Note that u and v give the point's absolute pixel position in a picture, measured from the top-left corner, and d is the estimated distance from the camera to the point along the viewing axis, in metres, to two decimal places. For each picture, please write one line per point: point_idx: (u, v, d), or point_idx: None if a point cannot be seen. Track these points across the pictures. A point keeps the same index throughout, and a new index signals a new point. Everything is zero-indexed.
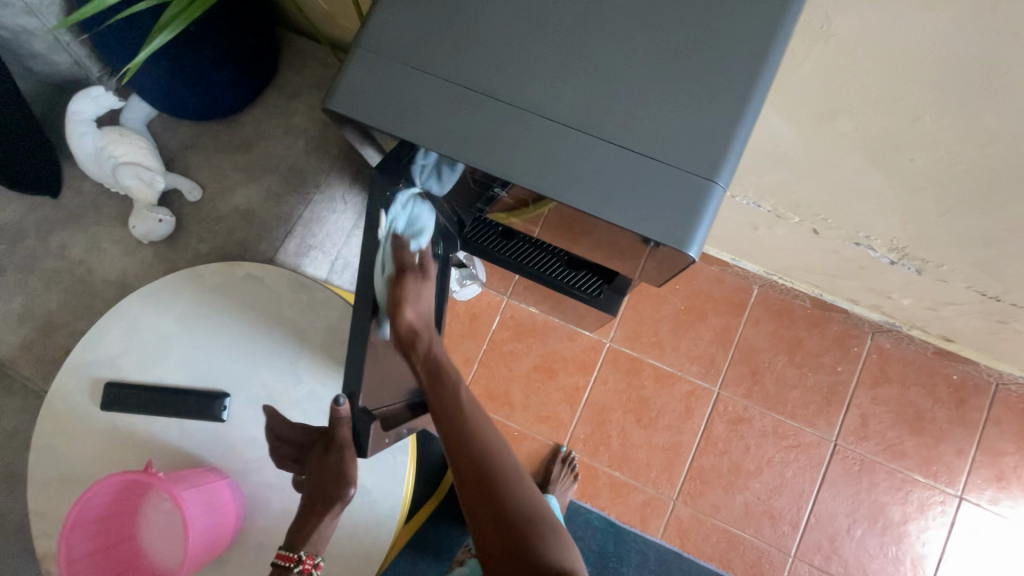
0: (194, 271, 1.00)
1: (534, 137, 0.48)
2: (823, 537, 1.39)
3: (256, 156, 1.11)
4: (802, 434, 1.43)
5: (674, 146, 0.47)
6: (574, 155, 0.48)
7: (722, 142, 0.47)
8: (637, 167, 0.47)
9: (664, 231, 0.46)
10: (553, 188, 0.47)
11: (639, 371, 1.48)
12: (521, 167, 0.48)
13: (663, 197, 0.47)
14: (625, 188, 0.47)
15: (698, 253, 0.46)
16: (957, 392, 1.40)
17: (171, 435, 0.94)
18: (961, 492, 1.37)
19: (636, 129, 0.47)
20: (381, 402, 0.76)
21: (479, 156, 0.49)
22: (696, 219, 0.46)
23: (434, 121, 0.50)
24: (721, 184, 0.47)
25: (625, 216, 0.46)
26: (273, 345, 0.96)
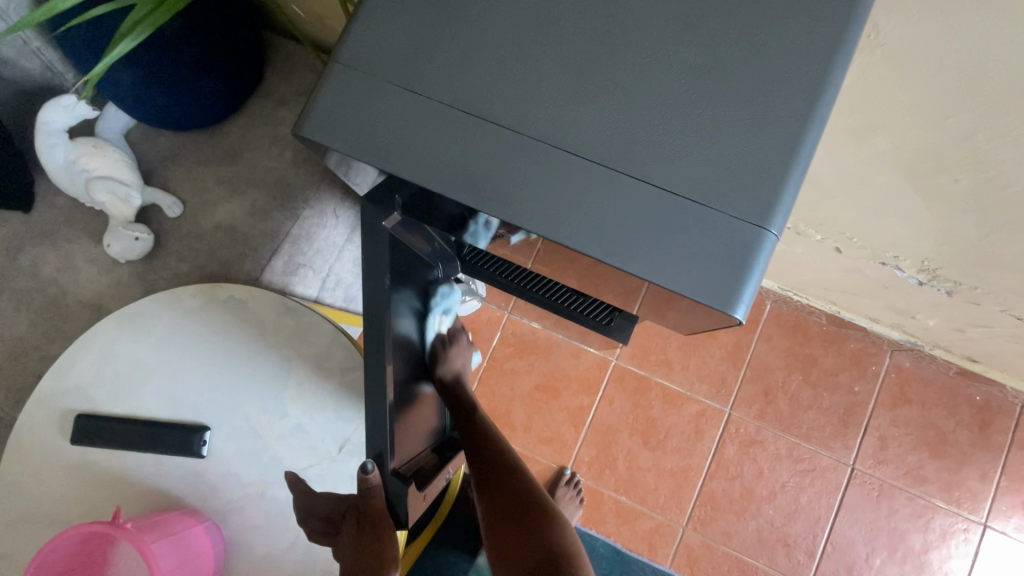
0: (173, 293, 0.93)
1: (549, 173, 0.41)
2: (840, 566, 1.32)
3: (241, 168, 1.04)
4: (817, 458, 1.36)
5: (714, 185, 0.40)
6: (595, 196, 0.41)
7: (770, 181, 0.40)
8: (671, 211, 0.40)
9: (704, 288, 0.39)
10: (572, 234, 0.41)
11: (646, 390, 1.41)
12: (533, 210, 0.41)
13: (703, 247, 0.40)
14: (657, 236, 0.40)
15: (745, 314, 0.40)
16: (980, 414, 1.34)
17: (147, 472, 0.87)
18: (985, 519, 1.30)
19: (668, 164, 0.41)
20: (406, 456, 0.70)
21: (483, 196, 0.42)
22: (742, 275, 0.39)
23: (430, 153, 0.43)
24: (770, 231, 0.40)
25: (657, 270, 0.40)
26: (257, 374, 0.89)
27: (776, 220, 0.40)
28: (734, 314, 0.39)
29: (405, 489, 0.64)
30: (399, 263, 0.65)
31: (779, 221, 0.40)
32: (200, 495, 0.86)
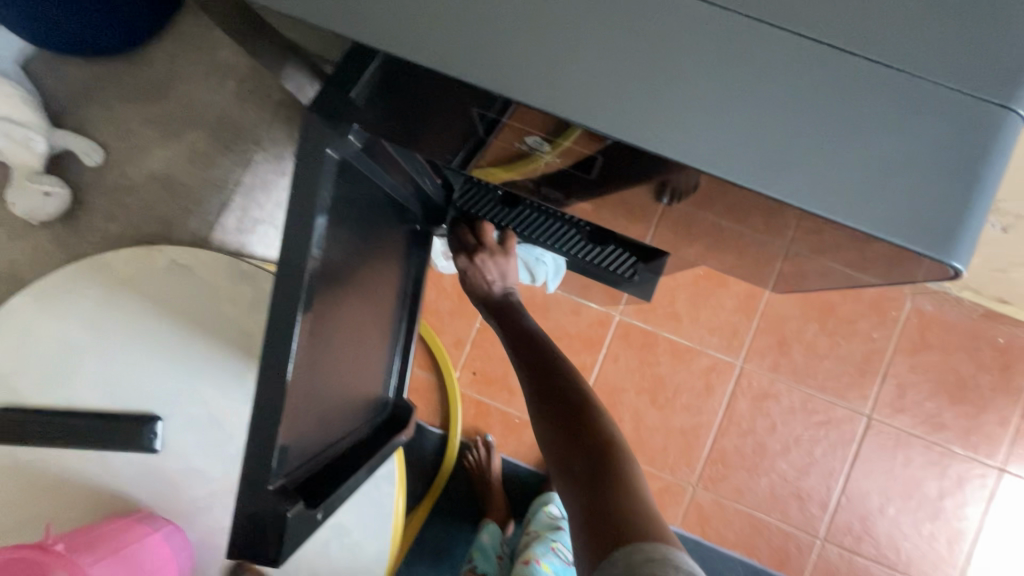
0: (100, 260, 0.76)
1: (648, 42, 0.26)
2: (854, 517, 1.28)
3: (173, 104, 0.86)
4: (833, 409, 1.29)
5: (922, 49, 0.26)
6: (723, 67, 0.26)
7: (1005, 41, 0.26)
8: (855, 93, 0.25)
9: (910, 212, 0.25)
10: (686, 138, 0.26)
11: (653, 346, 1.31)
12: (621, 104, 0.26)
13: (907, 148, 0.25)
14: (831, 133, 0.25)
15: (969, 258, 0.25)
16: (1002, 356, 1.27)
17: (88, 472, 0.73)
18: (1001, 463, 1.26)
19: (844, 18, 0.26)
20: (302, 455, 0.44)
21: (537, 85, 0.27)
22: (971, 187, 0.25)
23: (453, 20, 0.28)
24: (1010, 110, 0.25)
25: (832, 190, 0.25)
26: (212, 354, 0.75)
27: (1019, 101, 0.26)
28: (956, 258, 0.24)
29: (281, 509, 0.37)
30: (368, 203, 0.51)
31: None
32: (155, 493, 0.73)
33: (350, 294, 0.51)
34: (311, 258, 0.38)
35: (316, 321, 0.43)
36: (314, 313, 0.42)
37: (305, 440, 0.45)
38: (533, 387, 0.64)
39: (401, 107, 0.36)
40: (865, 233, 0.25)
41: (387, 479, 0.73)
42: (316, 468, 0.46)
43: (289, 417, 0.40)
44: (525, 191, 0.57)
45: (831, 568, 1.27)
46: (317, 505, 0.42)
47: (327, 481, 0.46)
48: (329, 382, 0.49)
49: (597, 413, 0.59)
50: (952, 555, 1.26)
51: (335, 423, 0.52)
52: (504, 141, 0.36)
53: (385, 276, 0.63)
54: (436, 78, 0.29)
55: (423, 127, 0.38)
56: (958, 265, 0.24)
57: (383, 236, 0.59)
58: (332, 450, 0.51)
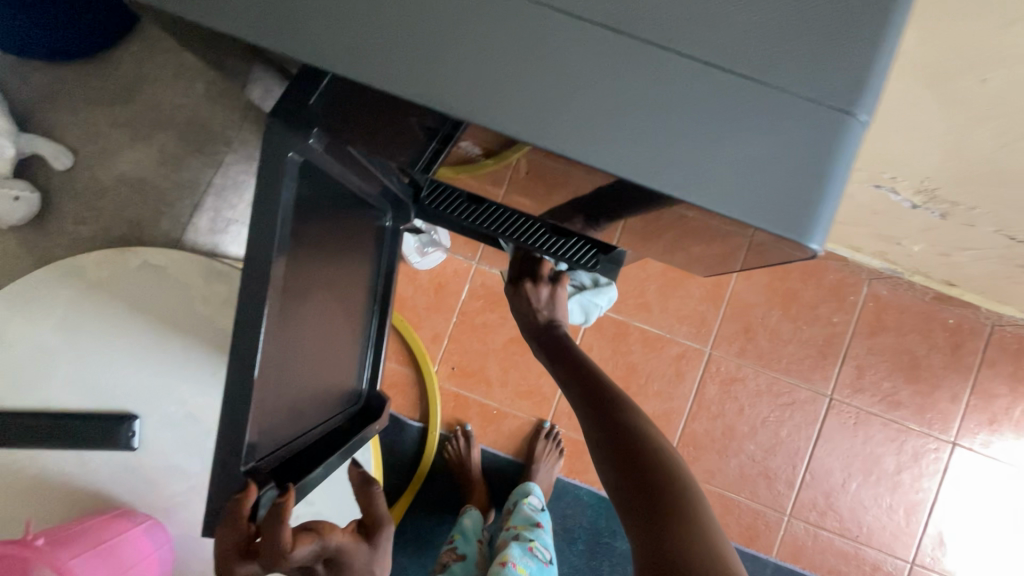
0: (73, 263, 0.77)
1: (537, 48, 0.28)
2: (818, 493, 1.34)
3: (142, 106, 0.86)
4: (797, 391, 1.35)
5: (781, 55, 0.28)
6: (603, 76, 0.28)
7: (857, 49, 0.28)
8: (721, 96, 0.27)
9: (769, 209, 0.27)
10: (575, 138, 0.28)
11: (625, 336, 1.35)
12: (515, 104, 0.28)
13: (765, 146, 0.27)
14: (700, 133, 0.27)
15: (822, 243, 0.28)
16: (953, 336, 1.34)
17: (67, 471, 0.74)
18: (954, 437, 1.33)
19: (711, 25, 0.28)
20: (274, 443, 0.47)
21: (439, 87, 0.28)
22: (820, 186, 0.27)
23: (359, 27, 0.29)
24: (857, 115, 0.28)
25: (702, 183, 0.27)
26: (186, 352, 0.76)
27: (864, 104, 0.28)
28: (810, 242, 0.27)
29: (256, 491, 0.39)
30: (333, 202, 0.54)
31: (868, 107, 0.28)
32: (134, 489, 0.75)
33: (319, 290, 0.54)
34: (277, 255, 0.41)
35: (284, 315, 0.46)
36: (280, 309, 0.44)
37: (277, 427, 0.47)
38: (597, 427, 0.69)
39: (352, 117, 0.38)
40: (732, 220, 0.27)
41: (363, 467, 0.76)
42: (289, 455, 0.49)
43: (257, 408, 0.43)
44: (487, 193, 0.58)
45: (798, 542, 1.33)
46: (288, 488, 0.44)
47: (298, 466, 0.49)
48: (300, 374, 0.52)
49: (658, 457, 0.63)
50: (910, 525, 1.33)
51: (308, 412, 0.55)
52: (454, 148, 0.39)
53: (354, 271, 0.65)
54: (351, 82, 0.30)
55: (377, 135, 0.41)
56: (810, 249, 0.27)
57: (349, 232, 0.61)
58: (305, 437, 0.54)
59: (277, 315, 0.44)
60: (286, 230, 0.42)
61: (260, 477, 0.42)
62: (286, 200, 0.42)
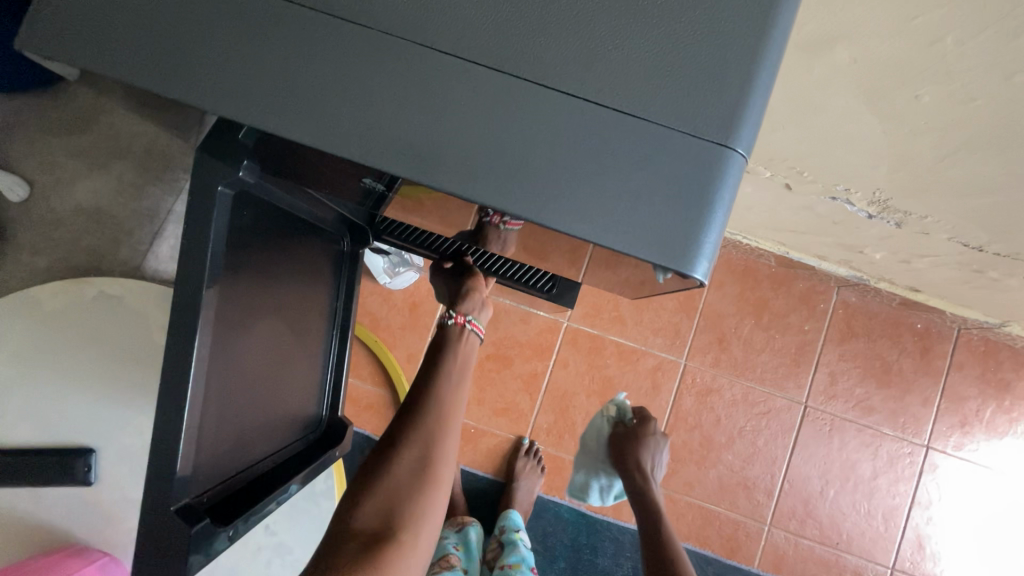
0: (28, 294, 0.76)
1: (425, 92, 0.29)
2: (797, 502, 1.34)
3: (100, 135, 0.86)
4: (772, 400, 1.36)
5: (658, 92, 0.29)
6: (489, 115, 0.29)
7: (733, 83, 0.29)
8: (602, 134, 0.28)
9: (651, 242, 0.28)
10: (463, 177, 0.28)
11: (600, 350, 1.36)
12: (405, 147, 0.29)
13: (646, 180, 0.28)
14: (582, 170, 0.28)
15: (707, 272, 0.29)
16: (921, 340, 1.36)
17: (19, 508, 0.72)
18: (927, 441, 1.35)
19: (590, 66, 0.29)
20: (212, 476, 0.46)
21: (334, 132, 0.29)
22: (702, 218, 0.28)
23: (256, 74, 0.29)
24: (736, 148, 0.29)
25: (587, 219, 0.28)
26: (143, 383, 0.75)
27: (741, 138, 0.29)
28: (693, 272, 0.28)
29: (189, 530, 0.38)
30: (278, 233, 0.54)
31: (747, 140, 0.29)
32: (89, 526, 0.73)
33: (266, 320, 0.53)
34: (207, 292, 0.41)
35: (220, 349, 0.46)
36: (214, 343, 0.44)
37: (215, 462, 0.46)
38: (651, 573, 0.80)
39: (281, 154, 0.38)
40: (617, 253, 0.28)
41: (327, 495, 0.75)
42: (229, 489, 0.48)
43: (189, 442, 0.41)
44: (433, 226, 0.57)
45: (779, 552, 1.32)
46: (226, 524, 0.43)
47: (243, 502, 0.48)
48: (246, 405, 0.51)
49: None
50: (888, 531, 1.33)
51: (257, 443, 0.54)
52: (383, 188, 0.40)
53: (308, 297, 0.65)
54: (253, 126, 0.30)
55: (308, 173, 0.41)
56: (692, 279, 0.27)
57: (300, 258, 0.61)
58: (254, 470, 0.53)
59: (211, 347, 0.44)
60: (218, 263, 0.42)
61: (194, 515, 0.40)
62: (218, 240, 0.41)
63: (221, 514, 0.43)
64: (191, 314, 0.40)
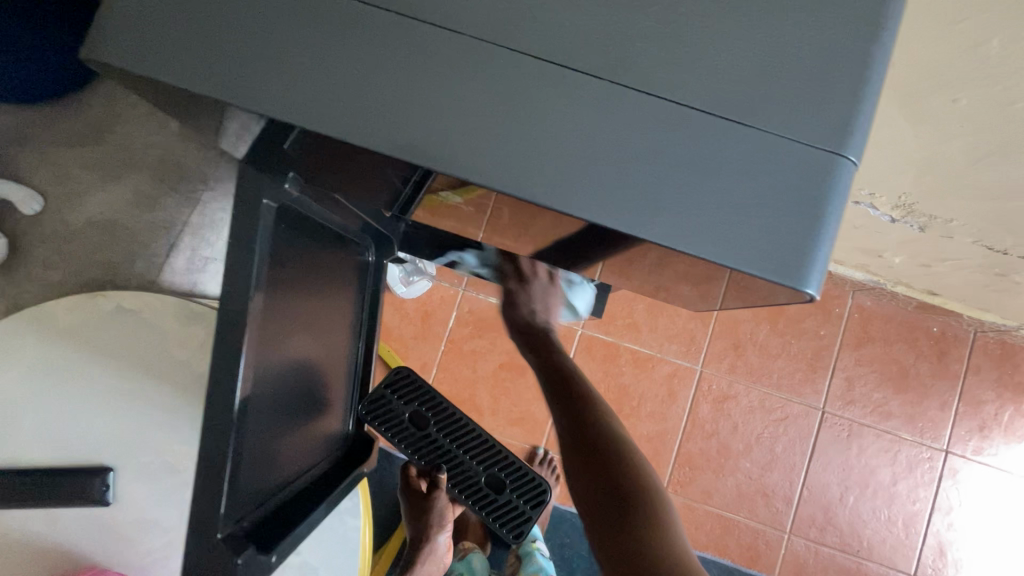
0: (42, 309, 0.75)
1: (518, 100, 0.28)
2: (817, 509, 1.32)
3: (113, 146, 0.85)
4: (789, 406, 1.34)
5: (764, 98, 0.27)
6: (582, 123, 0.27)
7: (840, 88, 0.28)
8: (703, 141, 0.27)
9: (759, 255, 0.26)
10: (560, 188, 0.27)
11: (615, 358, 1.34)
12: (493, 157, 0.27)
13: (752, 190, 0.27)
14: (685, 181, 0.27)
15: (819, 287, 0.27)
16: (937, 344, 1.35)
17: (34, 531, 0.70)
18: (946, 446, 1.34)
19: (690, 71, 0.27)
20: (251, 501, 0.44)
21: (418, 143, 0.27)
22: (813, 229, 0.27)
23: (333, 81, 0.28)
24: (847, 156, 0.27)
25: (691, 231, 0.26)
26: (163, 399, 0.73)
27: (852, 144, 0.28)
28: (807, 287, 0.26)
29: (235, 562, 0.36)
30: (310, 246, 0.53)
31: (856, 147, 0.28)
32: (107, 548, 0.71)
33: (299, 335, 0.52)
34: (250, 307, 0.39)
35: (258, 367, 0.44)
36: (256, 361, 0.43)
37: (253, 484, 0.44)
38: None
39: (327, 162, 0.37)
40: (726, 267, 0.26)
41: (352, 512, 0.72)
42: (266, 514, 0.46)
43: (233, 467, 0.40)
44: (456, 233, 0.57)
45: (799, 561, 1.31)
46: (268, 553, 0.41)
47: (278, 528, 0.46)
48: (280, 425, 0.49)
49: None
50: (909, 537, 1.32)
51: (290, 463, 0.52)
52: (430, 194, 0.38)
53: (336, 310, 0.63)
54: (323, 135, 0.29)
55: (352, 180, 0.40)
56: (807, 295, 0.26)
57: (329, 270, 0.60)
58: (286, 491, 0.51)
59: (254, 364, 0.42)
60: (261, 276, 0.40)
61: (238, 544, 0.38)
62: (262, 251, 0.40)
63: (262, 542, 0.42)
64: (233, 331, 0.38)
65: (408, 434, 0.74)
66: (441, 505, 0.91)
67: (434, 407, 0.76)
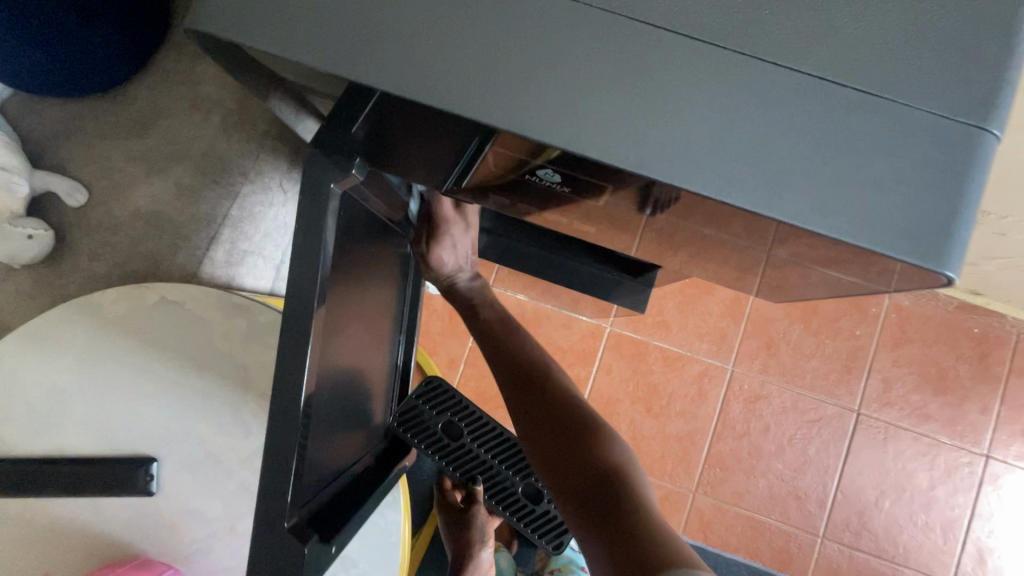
0: (88, 300, 0.75)
1: (638, 72, 0.27)
2: (851, 513, 1.29)
3: (157, 140, 0.85)
4: (823, 407, 1.31)
5: (902, 67, 0.26)
6: (706, 95, 0.26)
7: (982, 57, 0.26)
8: (838, 114, 0.26)
9: (897, 234, 0.25)
10: (684, 166, 0.26)
11: (645, 356, 1.33)
12: (612, 133, 0.26)
13: (891, 165, 0.26)
14: (818, 156, 0.26)
15: (959, 268, 0.26)
16: (979, 346, 1.31)
17: (80, 520, 0.71)
18: (987, 450, 1.30)
19: (823, 40, 0.26)
20: (311, 490, 0.44)
21: (534, 119, 0.27)
22: (955, 209, 0.25)
23: (442, 54, 0.27)
24: (992, 130, 0.26)
25: (821, 207, 0.25)
26: (206, 390, 0.73)
27: (998, 117, 0.26)
28: (947, 269, 0.25)
29: (303, 550, 0.36)
30: (362, 234, 0.53)
31: (1002, 121, 0.26)
32: (151, 537, 0.71)
33: (351, 324, 0.53)
34: (320, 291, 0.39)
35: (319, 356, 0.44)
36: (320, 347, 0.43)
37: (314, 474, 0.45)
38: None
39: (399, 142, 0.37)
40: (857, 246, 0.25)
41: (392, 506, 0.72)
42: (324, 504, 0.46)
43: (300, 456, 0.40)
44: (506, 209, 0.55)
45: (832, 565, 1.28)
46: (329, 541, 0.41)
47: (338, 515, 0.47)
48: (336, 415, 0.50)
49: None
50: (948, 543, 1.28)
51: (343, 452, 0.53)
52: (490, 170, 0.38)
53: (382, 299, 0.64)
54: (428, 114, 0.29)
55: (417, 162, 0.40)
56: (947, 275, 0.25)
57: (378, 258, 0.60)
58: (339, 482, 0.51)
59: (319, 351, 0.43)
60: (329, 257, 0.40)
61: (305, 533, 0.38)
62: (327, 239, 0.40)
63: (324, 531, 0.42)
64: (302, 316, 0.38)
65: (447, 447, 0.80)
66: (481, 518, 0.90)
67: (467, 417, 0.82)
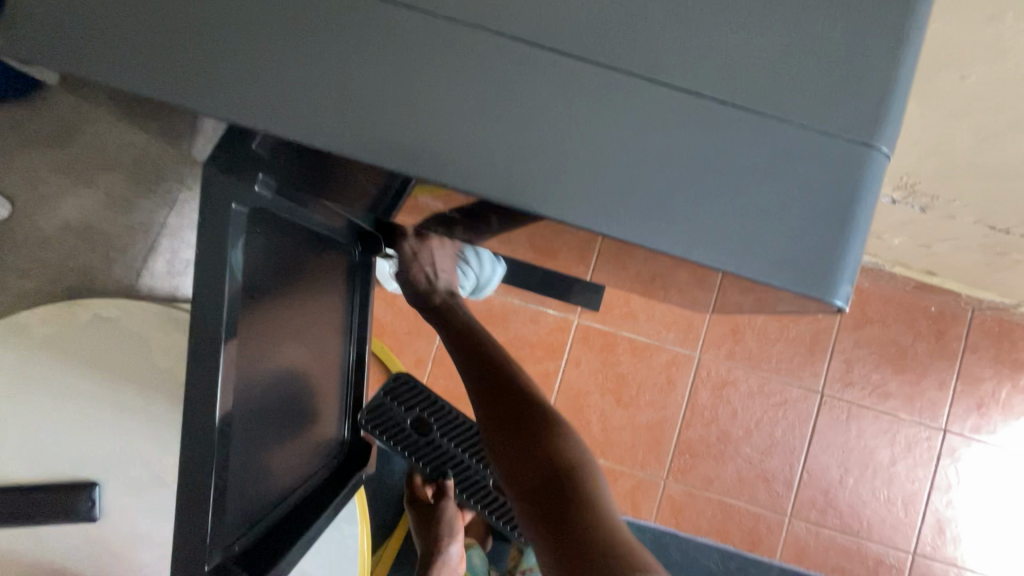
0: (16, 321, 0.71)
1: (520, 96, 0.26)
2: (817, 491, 1.32)
3: (83, 148, 0.82)
4: (788, 390, 1.33)
5: (784, 85, 0.26)
6: (591, 119, 0.26)
7: (861, 73, 0.27)
8: (721, 138, 0.26)
9: (779, 262, 0.25)
10: (566, 196, 0.26)
11: (613, 347, 1.33)
12: (496, 163, 0.26)
13: (775, 190, 0.26)
14: (701, 182, 0.26)
15: (848, 295, 0.25)
16: (936, 323, 1.35)
17: (18, 551, 0.68)
18: (945, 425, 1.33)
19: (708, 57, 0.26)
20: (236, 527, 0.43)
21: (415, 149, 0.26)
22: (840, 232, 0.25)
23: (321, 88, 0.27)
24: (878, 148, 0.26)
25: (704, 237, 0.25)
26: (147, 409, 0.70)
27: (884, 136, 0.26)
28: (829, 296, 0.25)
29: None
30: (291, 250, 0.52)
31: (888, 137, 0.27)
32: (99, 565, 0.69)
33: (285, 342, 0.51)
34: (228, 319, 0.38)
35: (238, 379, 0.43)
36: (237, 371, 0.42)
37: (241, 508, 0.44)
38: None
39: (299, 167, 0.34)
40: (744, 277, 0.25)
41: (349, 519, 0.70)
42: (254, 538, 0.46)
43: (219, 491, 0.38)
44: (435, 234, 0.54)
45: (800, 544, 1.31)
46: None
47: (264, 551, 0.46)
48: (269, 440, 0.49)
49: None
50: (909, 516, 1.32)
51: (282, 476, 0.52)
52: (398, 196, 0.36)
53: (326, 311, 0.62)
54: (310, 148, 0.28)
55: (322, 185, 0.38)
56: (829, 302, 0.25)
57: (316, 269, 0.58)
58: (278, 509, 0.51)
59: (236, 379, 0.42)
60: (236, 283, 0.39)
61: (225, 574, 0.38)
62: (233, 264, 0.38)
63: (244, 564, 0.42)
64: None
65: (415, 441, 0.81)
66: (450, 513, 0.86)
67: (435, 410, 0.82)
